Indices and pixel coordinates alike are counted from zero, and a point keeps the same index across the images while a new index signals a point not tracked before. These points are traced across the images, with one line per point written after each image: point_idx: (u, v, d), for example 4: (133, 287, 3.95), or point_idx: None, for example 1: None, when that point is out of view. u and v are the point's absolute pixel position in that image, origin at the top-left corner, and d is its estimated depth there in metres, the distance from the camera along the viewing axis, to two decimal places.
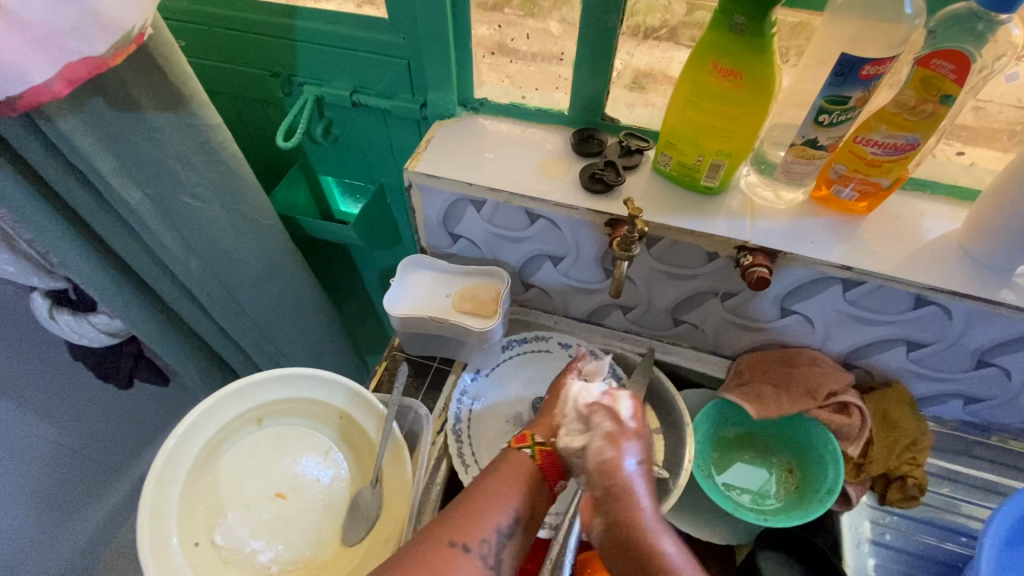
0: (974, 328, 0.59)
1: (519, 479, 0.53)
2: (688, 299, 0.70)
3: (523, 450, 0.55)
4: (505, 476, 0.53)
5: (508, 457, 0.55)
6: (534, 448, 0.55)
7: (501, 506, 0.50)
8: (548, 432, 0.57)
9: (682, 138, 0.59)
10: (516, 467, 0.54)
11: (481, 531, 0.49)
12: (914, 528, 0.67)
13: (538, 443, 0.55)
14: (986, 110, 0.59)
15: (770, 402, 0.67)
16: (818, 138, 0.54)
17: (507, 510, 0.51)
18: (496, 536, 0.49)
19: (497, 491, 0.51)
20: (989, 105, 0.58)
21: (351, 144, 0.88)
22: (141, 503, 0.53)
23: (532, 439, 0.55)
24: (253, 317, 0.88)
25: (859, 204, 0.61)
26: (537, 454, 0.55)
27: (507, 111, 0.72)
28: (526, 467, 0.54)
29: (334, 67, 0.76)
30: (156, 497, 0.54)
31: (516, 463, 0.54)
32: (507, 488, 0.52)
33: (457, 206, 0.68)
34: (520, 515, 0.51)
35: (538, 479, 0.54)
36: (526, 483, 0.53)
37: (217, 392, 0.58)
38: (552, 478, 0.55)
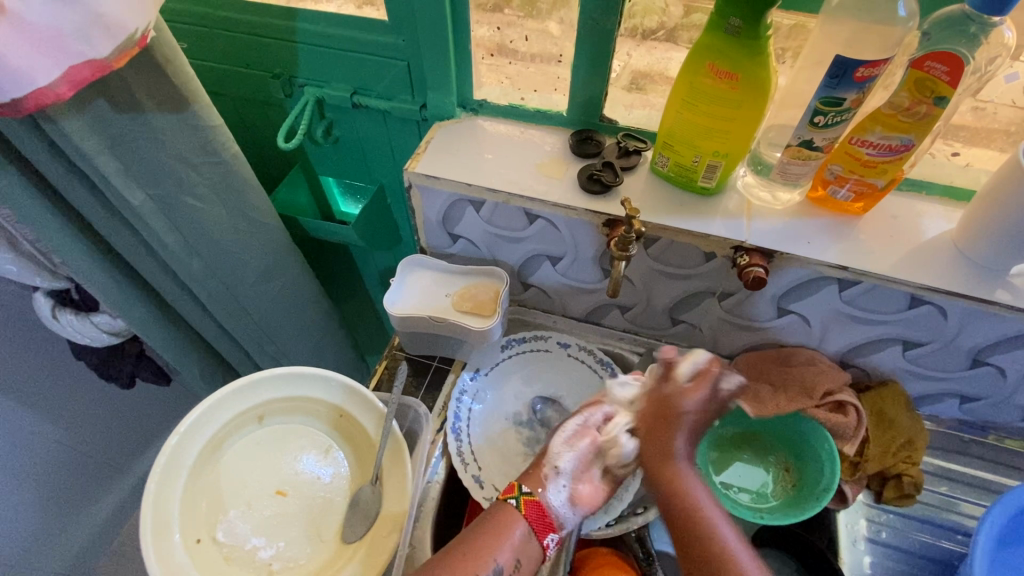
0: (969, 328, 0.59)
1: (504, 531, 0.54)
2: (686, 299, 0.70)
3: (507, 500, 0.56)
4: (491, 527, 0.54)
5: (494, 512, 0.56)
6: (519, 499, 0.56)
7: (484, 556, 0.52)
8: (538, 484, 0.57)
9: (680, 139, 0.59)
10: (503, 520, 0.55)
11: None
12: (910, 526, 0.68)
13: (523, 493, 0.56)
14: (984, 111, 0.59)
15: (767, 402, 0.67)
16: (814, 139, 0.54)
17: (487, 564, 0.52)
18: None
19: (483, 544, 0.53)
20: (988, 105, 0.59)
21: (352, 144, 0.89)
22: (144, 500, 0.53)
23: (519, 490, 0.56)
24: (255, 317, 0.88)
25: (855, 205, 0.61)
26: (521, 505, 0.55)
27: (506, 112, 0.72)
28: (510, 517, 0.55)
29: (335, 68, 0.76)
30: (159, 494, 0.55)
31: (501, 516, 0.55)
32: (492, 540, 0.53)
33: (457, 206, 0.69)
34: (500, 566, 0.52)
35: (523, 533, 0.54)
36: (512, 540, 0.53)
37: (218, 390, 0.59)
38: (541, 529, 0.55)
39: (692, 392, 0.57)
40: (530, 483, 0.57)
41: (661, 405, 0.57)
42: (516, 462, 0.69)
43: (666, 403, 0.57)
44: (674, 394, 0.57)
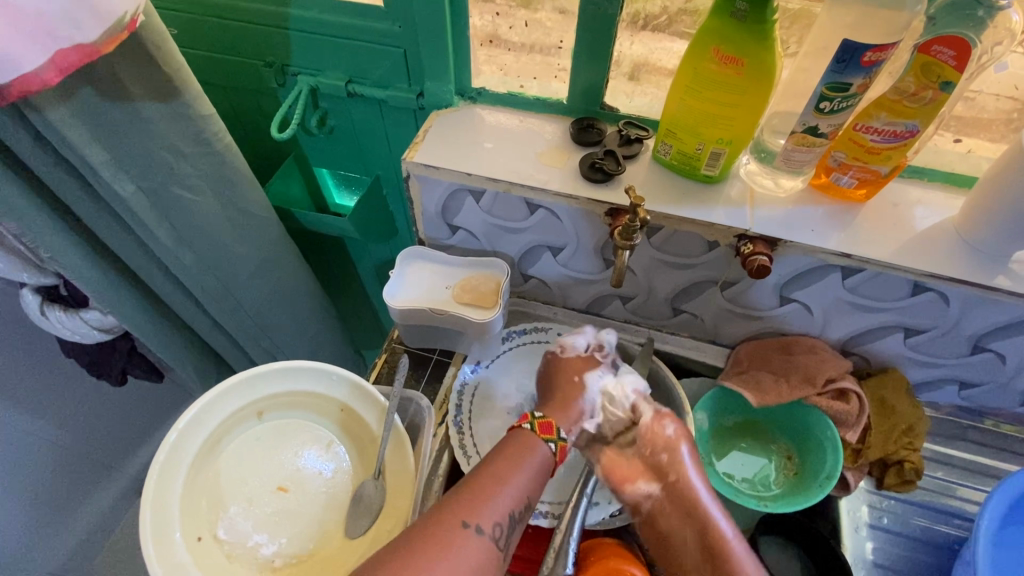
0: (971, 314, 0.60)
1: (524, 456, 0.53)
2: (688, 288, 0.70)
3: (548, 444, 0.55)
4: (513, 461, 0.53)
5: (523, 443, 0.54)
6: (557, 443, 0.55)
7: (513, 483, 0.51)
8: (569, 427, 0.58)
9: (683, 126, 0.59)
10: (528, 449, 0.54)
11: (494, 515, 0.49)
12: (910, 511, 0.68)
13: (559, 438, 0.55)
14: (977, 100, 0.60)
15: (769, 390, 0.68)
16: (819, 126, 0.54)
17: (519, 494, 0.51)
18: (507, 521, 0.49)
19: (507, 479, 0.51)
20: (980, 94, 0.59)
21: (346, 135, 0.87)
22: (143, 497, 0.52)
23: (555, 433, 0.55)
24: (250, 311, 0.87)
25: (858, 192, 0.61)
26: (558, 451, 0.55)
27: (505, 101, 0.71)
28: (538, 452, 0.54)
29: (329, 55, 0.74)
30: (159, 491, 0.54)
31: (530, 445, 0.54)
32: (520, 472, 0.52)
33: (457, 196, 0.68)
34: (531, 500, 0.52)
35: (547, 471, 0.54)
36: (537, 473, 0.53)
37: (216, 386, 0.58)
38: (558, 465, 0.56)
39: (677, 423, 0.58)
40: (562, 426, 0.57)
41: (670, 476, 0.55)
42: None
43: (678, 492, 0.54)
44: (682, 482, 0.54)
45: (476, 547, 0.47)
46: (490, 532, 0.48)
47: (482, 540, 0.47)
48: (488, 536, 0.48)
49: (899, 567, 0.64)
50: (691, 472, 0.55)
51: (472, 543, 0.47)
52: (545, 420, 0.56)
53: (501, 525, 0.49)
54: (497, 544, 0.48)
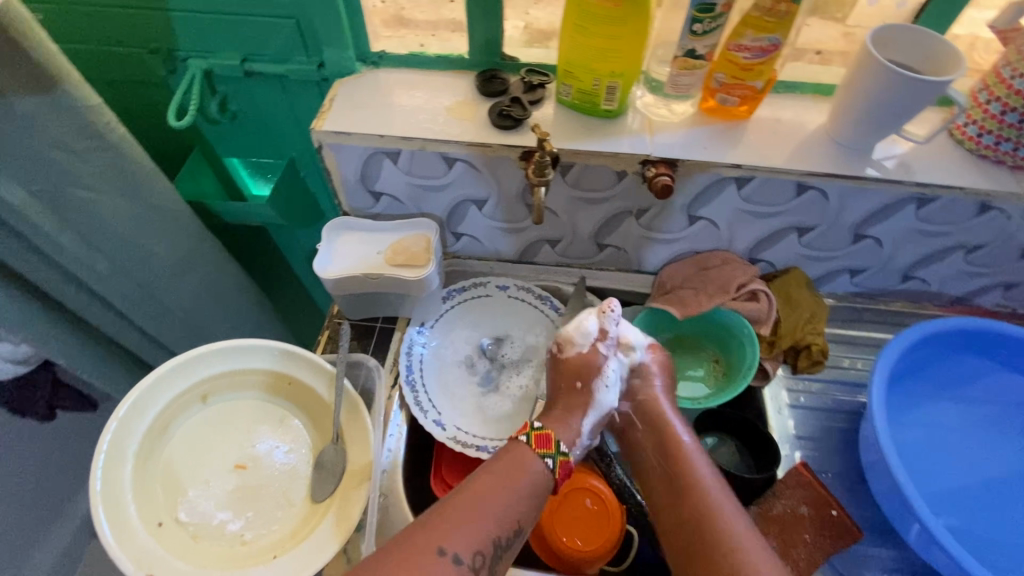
0: (848, 204, 0.67)
1: (517, 477, 0.56)
2: (609, 222, 0.75)
3: (546, 459, 0.58)
4: (504, 477, 0.55)
5: (503, 456, 0.57)
6: (530, 435, 0.59)
7: (504, 510, 0.53)
8: (574, 442, 0.61)
9: (578, 65, 0.62)
10: (526, 470, 0.56)
11: (476, 544, 0.51)
12: (825, 388, 0.76)
13: (534, 429, 0.59)
14: (855, 35, 0.69)
15: (690, 303, 0.74)
16: (696, 48, 0.59)
17: (507, 522, 0.53)
18: (490, 547, 0.51)
19: (496, 497, 0.54)
20: (857, 29, 0.69)
21: (251, 118, 0.84)
22: (93, 489, 0.52)
23: (529, 428, 0.59)
24: (180, 314, 0.83)
25: (741, 109, 0.67)
26: (557, 467, 0.58)
27: (407, 61, 0.72)
28: (531, 465, 0.57)
29: (218, 33, 0.72)
30: (110, 482, 0.53)
31: (528, 465, 0.57)
32: (511, 496, 0.54)
33: (374, 161, 0.68)
34: (519, 524, 0.54)
35: (544, 485, 0.57)
36: (532, 496, 0.55)
37: (149, 374, 0.56)
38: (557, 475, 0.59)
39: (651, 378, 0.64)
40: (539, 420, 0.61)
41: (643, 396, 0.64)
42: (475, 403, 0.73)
43: (644, 407, 0.63)
44: (648, 400, 0.63)
45: (451, 575, 0.49)
46: (468, 561, 0.50)
47: (457, 569, 0.49)
48: (465, 566, 0.50)
49: (817, 436, 0.73)
50: (657, 387, 0.64)
51: (448, 571, 0.49)
52: (544, 434, 0.59)
53: (482, 554, 0.51)
54: (474, 571, 0.50)
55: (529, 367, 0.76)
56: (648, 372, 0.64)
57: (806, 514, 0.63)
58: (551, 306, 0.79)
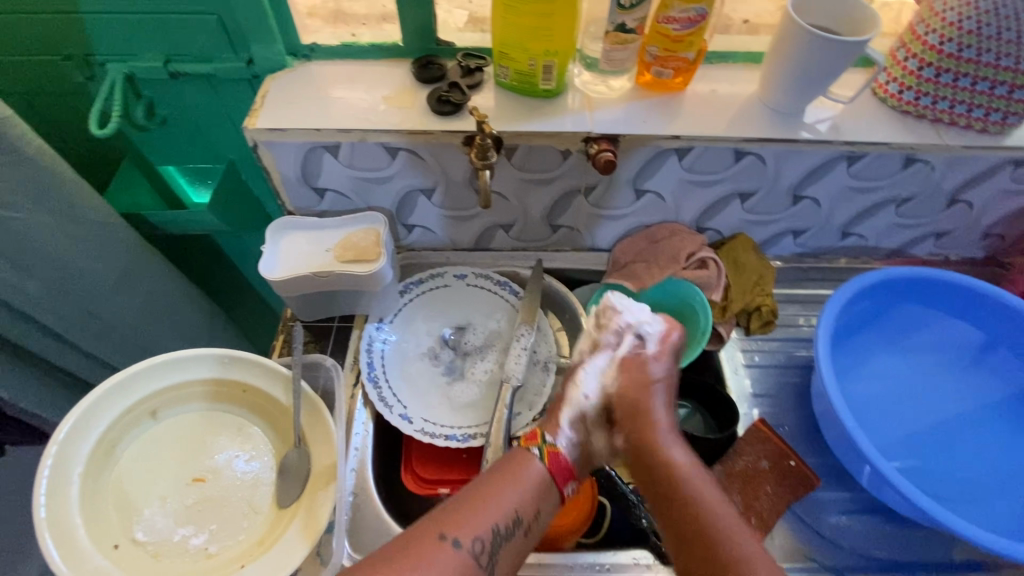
0: (784, 168, 0.70)
1: (518, 473, 0.56)
2: (558, 203, 0.75)
3: (534, 449, 0.58)
4: (504, 475, 0.56)
5: (511, 458, 0.58)
6: (543, 448, 0.58)
7: (503, 499, 0.54)
8: (557, 431, 0.59)
9: (512, 46, 0.62)
10: (523, 467, 0.56)
11: (476, 530, 0.51)
12: (776, 346, 0.79)
13: (547, 443, 0.58)
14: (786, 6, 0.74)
15: (644, 277, 0.76)
16: (625, 22, 0.60)
17: (506, 511, 0.53)
18: (491, 535, 0.52)
19: (497, 488, 0.54)
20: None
21: (183, 122, 0.81)
22: (38, 516, 0.50)
23: (542, 439, 0.59)
24: (125, 332, 0.80)
25: (676, 81, 0.68)
26: (544, 457, 0.57)
27: (340, 52, 0.70)
28: (530, 464, 0.57)
29: (137, 34, 0.69)
30: (56, 508, 0.51)
31: (525, 462, 0.57)
32: (510, 487, 0.54)
33: (314, 156, 0.67)
34: (521, 515, 0.54)
35: (543, 480, 0.56)
36: (532, 488, 0.55)
37: (89, 394, 0.54)
38: (561, 479, 0.57)
39: (661, 360, 0.63)
40: (549, 432, 0.60)
41: (635, 422, 0.60)
42: (440, 393, 0.73)
43: (635, 439, 0.60)
44: (640, 426, 0.60)
45: (451, 559, 0.50)
46: (467, 545, 0.51)
47: (458, 554, 0.50)
48: (465, 551, 0.50)
49: (772, 392, 0.76)
50: (653, 414, 0.60)
51: (448, 555, 0.50)
52: (530, 432, 0.60)
53: (481, 540, 0.51)
54: (478, 559, 0.50)
55: (492, 353, 0.76)
56: (638, 400, 0.61)
57: (766, 468, 0.66)
58: (510, 291, 0.79)
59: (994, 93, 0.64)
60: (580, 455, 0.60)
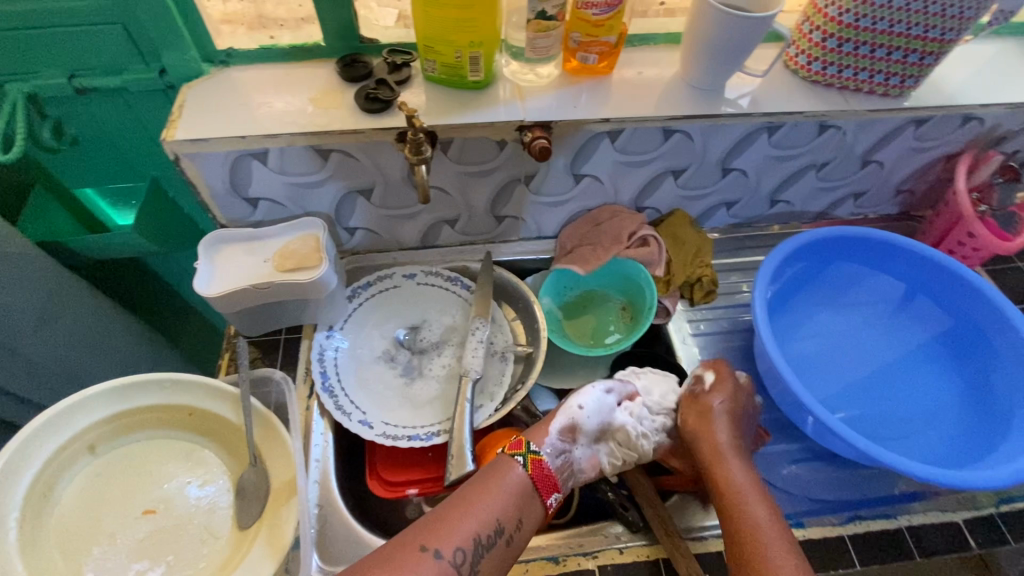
0: (711, 143, 0.73)
1: (498, 482, 0.57)
2: (500, 193, 0.75)
3: (515, 457, 0.58)
4: (487, 484, 0.57)
5: (496, 467, 0.58)
6: (527, 456, 0.58)
7: (483, 510, 0.55)
8: (543, 441, 0.61)
9: (436, 40, 0.62)
10: (503, 474, 0.57)
11: (456, 540, 0.53)
12: (720, 313, 0.83)
13: (530, 452, 0.59)
14: None
15: (592, 259, 0.78)
16: (545, 9, 0.61)
17: (487, 520, 0.54)
18: (472, 546, 0.53)
19: (478, 499, 0.55)
20: None
21: (97, 140, 0.76)
22: None
23: (526, 448, 0.59)
24: (55, 368, 0.75)
25: (601, 65, 0.69)
26: (528, 465, 0.58)
27: (260, 57, 0.68)
28: (512, 471, 0.58)
29: (33, 50, 0.64)
30: None
31: (506, 470, 0.58)
32: (489, 496, 0.56)
33: (241, 165, 0.64)
34: (502, 524, 0.55)
35: (523, 488, 0.57)
36: (513, 495, 0.56)
37: (16, 435, 0.51)
38: (545, 490, 0.58)
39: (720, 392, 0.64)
40: (535, 440, 0.61)
41: (700, 436, 0.62)
42: (400, 394, 0.73)
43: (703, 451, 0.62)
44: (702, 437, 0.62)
45: (432, 568, 0.51)
46: (449, 557, 0.52)
47: (440, 564, 0.51)
48: (447, 561, 0.52)
49: (720, 356, 0.80)
50: (719, 431, 0.62)
51: (431, 565, 0.51)
52: (516, 439, 0.61)
53: (462, 550, 0.52)
54: (458, 568, 0.52)
55: (449, 348, 0.76)
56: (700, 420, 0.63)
57: None
58: (461, 286, 0.79)
59: (892, 58, 0.68)
60: (565, 466, 0.60)
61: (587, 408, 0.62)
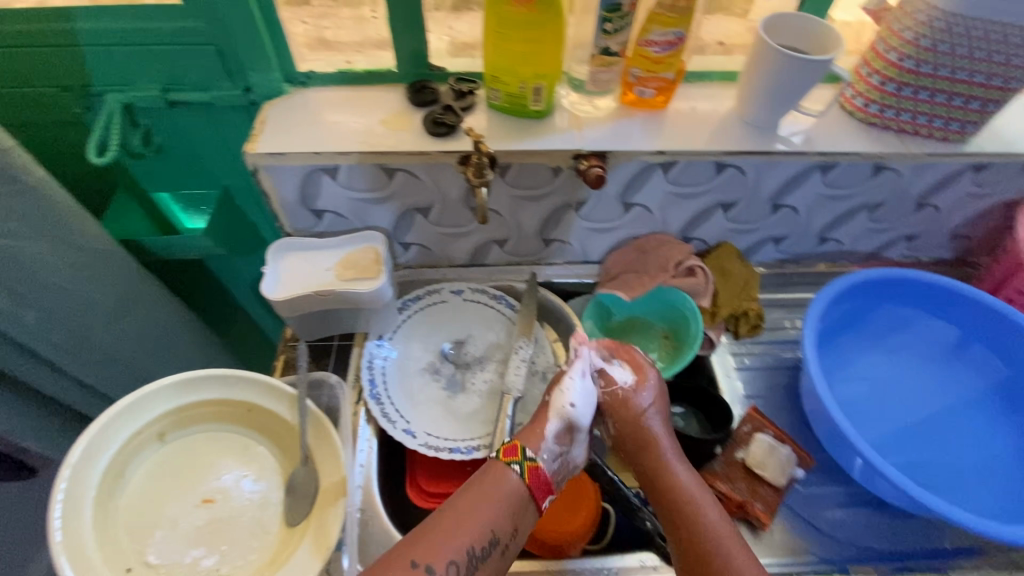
0: (764, 178, 0.74)
1: (492, 491, 0.57)
2: (551, 218, 0.78)
3: (511, 465, 0.59)
4: (480, 493, 0.57)
5: (485, 475, 0.58)
6: (524, 466, 0.58)
7: (477, 520, 0.55)
8: (540, 446, 0.60)
9: (503, 70, 0.65)
10: (496, 484, 0.57)
11: (449, 554, 0.53)
12: (765, 348, 0.83)
13: (527, 460, 0.59)
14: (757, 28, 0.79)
15: (635, 284, 0.80)
16: (609, 45, 0.65)
17: (481, 532, 0.54)
18: (465, 558, 0.53)
19: (470, 510, 0.55)
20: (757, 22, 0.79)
21: (178, 149, 0.82)
22: (54, 543, 0.49)
23: (522, 455, 0.59)
24: (122, 360, 0.79)
25: (658, 99, 0.71)
26: (525, 473, 0.58)
27: (336, 79, 0.73)
28: (506, 479, 0.58)
29: (135, 65, 0.70)
30: (71, 532, 0.51)
31: (501, 478, 0.58)
32: (485, 504, 0.56)
33: (313, 179, 0.68)
34: (497, 535, 0.55)
35: (518, 496, 0.57)
36: (507, 505, 0.56)
37: (99, 417, 0.54)
38: (541, 494, 0.59)
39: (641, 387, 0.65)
40: (530, 444, 0.60)
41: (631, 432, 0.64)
42: (442, 407, 0.74)
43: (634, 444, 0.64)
44: (635, 437, 0.64)
45: None
46: (443, 570, 0.52)
47: None
48: None
49: (763, 392, 0.79)
50: (653, 428, 0.64)
51: None
52: (511, 445, 0.60)
53: (455, 563, 0.53)
54: None
55: (491, 364, 0.78)
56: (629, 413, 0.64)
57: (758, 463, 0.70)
58: (506, 305, 0.81)
59: (952, 104, 0.69)
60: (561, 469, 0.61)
61: (578, 404, 0.62)
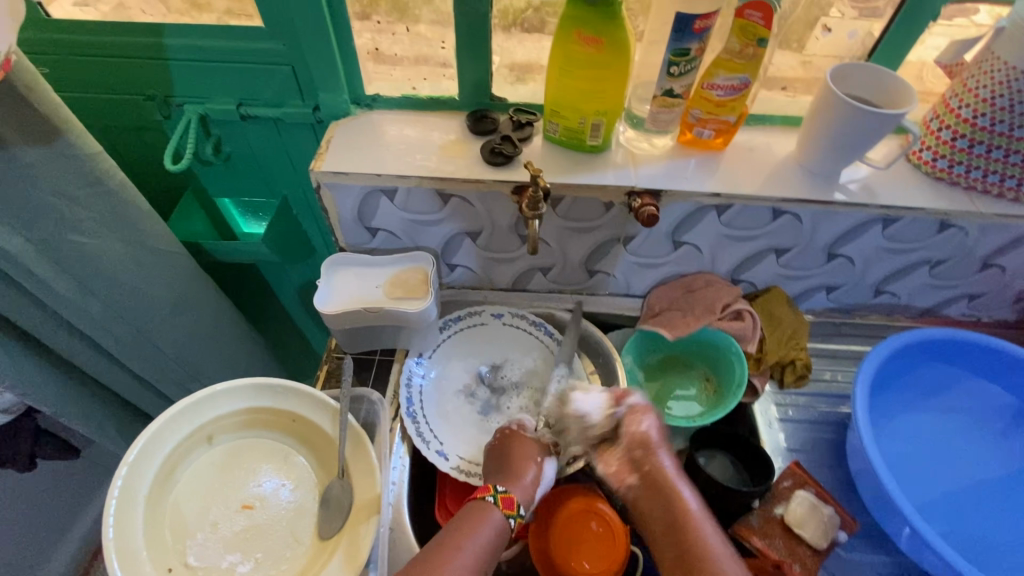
0: (821, 227, 0.72)
1: (480, 527, 0.60)
2: (598, 250, 0.78)
3: (508, 519, 0.62)
4: (467, 527, 0.60)
5: (470, 513, 0.61)
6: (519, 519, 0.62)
7: (469, 553, 0.57)
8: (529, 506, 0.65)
9: (564, 104, 0.66)
10: (482, 521, 0.60)
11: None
12: (811, 400, 0.80)
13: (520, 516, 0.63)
14: None
15: (679, 324, 0.79)
16: (673, 88, 0.64)
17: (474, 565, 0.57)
18: None
19: (462, 541, 0.58)
20: None
21: (244, 159, 0.86)
22: (106, 536, 0.52)
23: (517, 511, 0.62)
24: (173, 355, 0.82)
25: (717, 141, 0.71)
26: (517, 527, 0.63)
27: (400, 103, 0.75)
28: (491, 519, 0.61)
29: (215, 81, 0.75)
30: (121, 527, 0.53)
31: (485, 516, 0.61)
32: (473, 539, 0.59)
33: (371, 199, 0.71)
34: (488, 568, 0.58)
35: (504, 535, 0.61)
36: (494, 540, 0.60)
37: (157, 417, 0.57)
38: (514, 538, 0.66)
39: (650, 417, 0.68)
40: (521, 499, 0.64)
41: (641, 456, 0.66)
42: (476, 431, 0.74)
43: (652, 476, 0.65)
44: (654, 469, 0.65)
45: None
46: None
47: None
48: None
49: (807, 446, 0.76)
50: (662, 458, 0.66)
51: None
52: (506, 496, 0.63)
53: None
54: None
55: (527, 391, 0.78)
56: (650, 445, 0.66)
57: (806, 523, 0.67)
58: (545, 332, 0.81)
59: None
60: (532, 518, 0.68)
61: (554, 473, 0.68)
